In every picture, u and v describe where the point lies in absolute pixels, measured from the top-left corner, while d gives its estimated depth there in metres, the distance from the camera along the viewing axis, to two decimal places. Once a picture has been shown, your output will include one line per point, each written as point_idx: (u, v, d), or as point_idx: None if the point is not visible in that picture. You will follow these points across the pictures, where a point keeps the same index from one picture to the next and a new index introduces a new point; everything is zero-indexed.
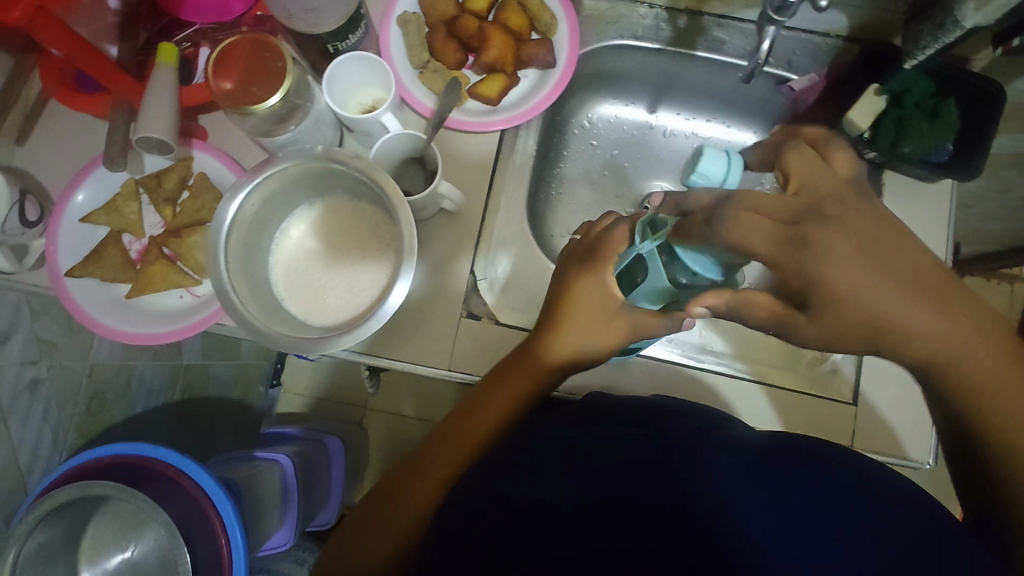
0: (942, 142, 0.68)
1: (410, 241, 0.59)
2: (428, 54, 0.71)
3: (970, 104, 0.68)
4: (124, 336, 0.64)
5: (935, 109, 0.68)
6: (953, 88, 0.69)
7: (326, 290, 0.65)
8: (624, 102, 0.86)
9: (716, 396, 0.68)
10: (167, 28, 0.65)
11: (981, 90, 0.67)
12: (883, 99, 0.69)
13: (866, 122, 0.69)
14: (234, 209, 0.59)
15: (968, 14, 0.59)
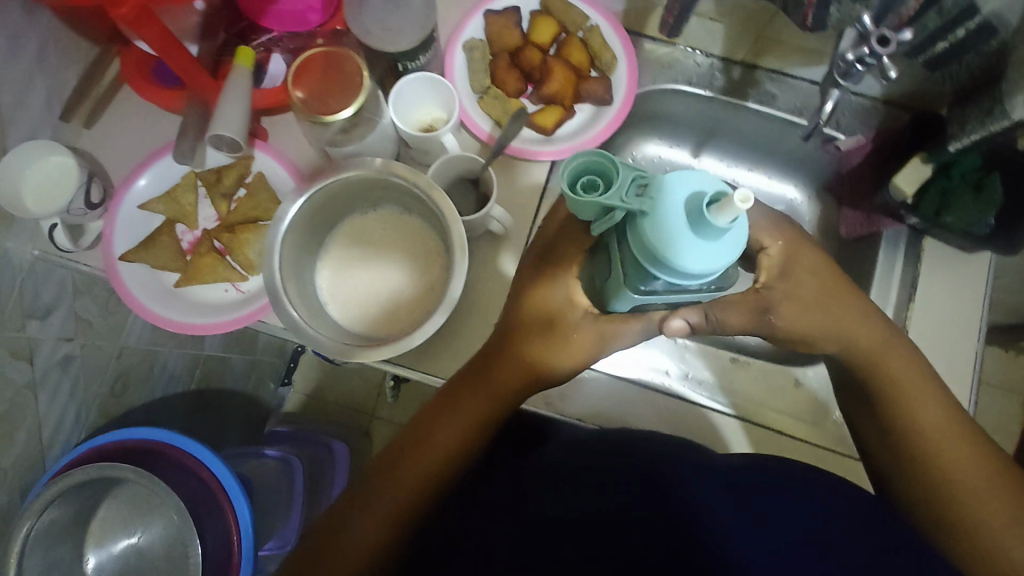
0: (984, 217, 0.68)
1: (461, 261, 0.61)
2: (489, 80, 0.73)
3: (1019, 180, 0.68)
4: (173, 325, 0.65)
5: (980, 182, 0.69)
6: (1000, 163, 0.69)
7: (369, 299, 0.66)
8: (669, 143, 0.88)
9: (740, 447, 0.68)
10: (243, 32, 0.67)
11: None
12: (929, 167, 0.70)
13: (910, 189, 0.71)
14: (296, 210, 0.61)
15: (1018, 105, 0.55)
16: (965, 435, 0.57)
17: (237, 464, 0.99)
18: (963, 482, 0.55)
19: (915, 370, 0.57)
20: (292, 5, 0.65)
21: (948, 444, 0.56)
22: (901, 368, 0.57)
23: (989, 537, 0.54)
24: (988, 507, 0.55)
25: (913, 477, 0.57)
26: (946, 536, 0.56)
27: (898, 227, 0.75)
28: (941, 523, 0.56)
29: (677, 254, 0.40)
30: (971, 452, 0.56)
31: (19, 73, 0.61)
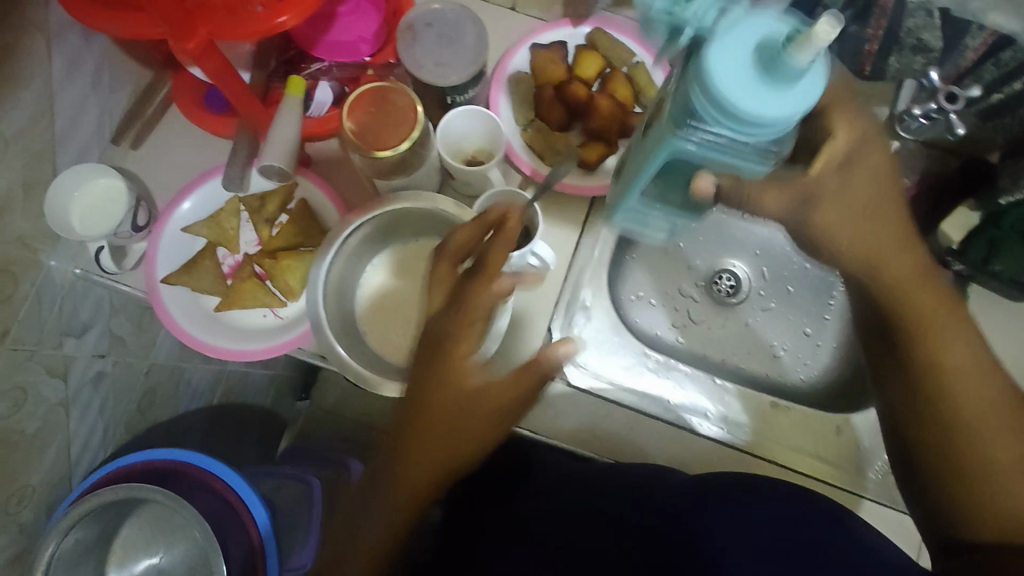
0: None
1: (505, 298, 0.60)
2: (532, 112, 0.73)
3: None
4: (212, 350, 0.65)
5: None
6: None
7: (407, 330, 0.66)
8: None
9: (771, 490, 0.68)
10: (292, 60, 0.68)
11: None
12: (976, 215, 0.69)
13: (957, 236, 0.70)
14: (342, 240, 0.62)
15: None
16: (1000, 407, 0.48)
17: (256, 485, 0.99)
18: (983, 453, 0.47)
19: (961, 327, 0.49)
20: (343, 35, 0.65)
21: (983, 410, 0.48)
22: (939, 324, 0.48)
23: (995, 519, 0.47)
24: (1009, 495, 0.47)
25: (910, 439, 0.51)
26: (946, 510, 0.49)
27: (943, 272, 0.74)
28: (943, 497, 0.49)
29: (740, 90, 0.40)
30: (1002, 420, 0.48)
31: (74, 97, 0.61)
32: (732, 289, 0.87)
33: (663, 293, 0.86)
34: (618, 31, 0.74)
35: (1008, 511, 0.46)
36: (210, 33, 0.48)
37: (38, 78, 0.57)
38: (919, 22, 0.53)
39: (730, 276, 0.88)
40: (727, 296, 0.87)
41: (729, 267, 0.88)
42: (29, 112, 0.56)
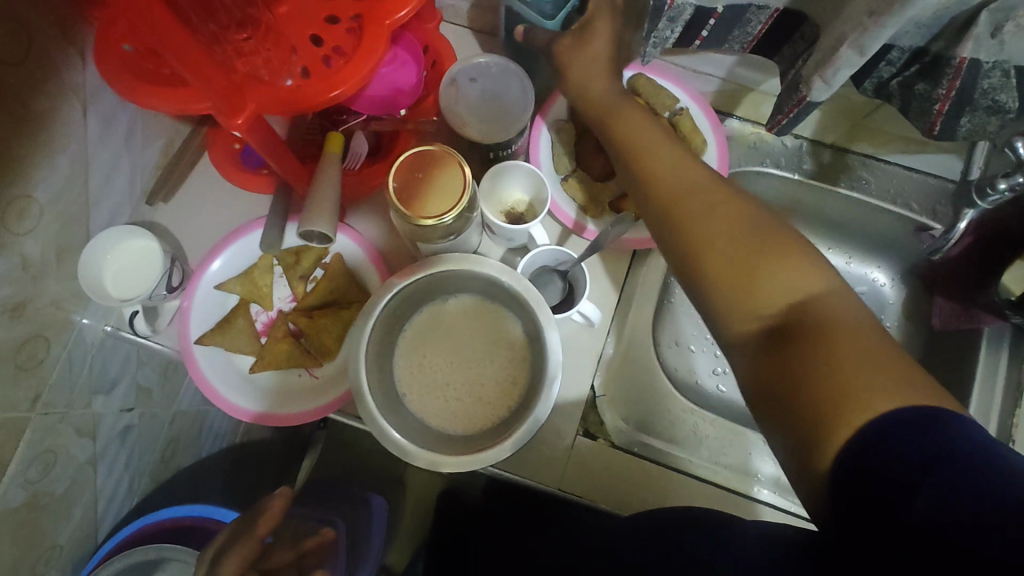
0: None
1: (552, 363, 0.59)
2: (573, 162, 0.71)
3: None
4: (248, 415, 0.63)
5: None
6: None
7: (446, 392, 0.63)
8: None
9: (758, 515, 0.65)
10: (331, 114, 0.67)
11: None
12: None
13: (1014, 286, 0.69)
14: (385, 302, 0.61)
15: None
16: (743, 227, 0.46)
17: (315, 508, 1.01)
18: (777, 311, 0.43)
19: (674, 165, 0.53)
20: (383, 89, 0.63)
21: (681, 193, 0.50)
22: (625, 119, 0.58)
23: (761, 308, 0.43)
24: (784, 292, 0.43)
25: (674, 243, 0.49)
26: (725, 308, 0.45)
27: (1000, 324, 0.70)
28: (719, 292, 0.45)
29: None
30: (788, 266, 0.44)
31: (108, 157, 0.60)
32: None
33: (704, 336, 0.82)
34: (661, 77, 0.72)
35: (775, 300, 0.43)
36: (259, 108, 0.51)
37: (73, 143, 0.55)
38: (993, 84, 0.50)
39: None
40: None
41: None
42: (62, 177, 0.55)
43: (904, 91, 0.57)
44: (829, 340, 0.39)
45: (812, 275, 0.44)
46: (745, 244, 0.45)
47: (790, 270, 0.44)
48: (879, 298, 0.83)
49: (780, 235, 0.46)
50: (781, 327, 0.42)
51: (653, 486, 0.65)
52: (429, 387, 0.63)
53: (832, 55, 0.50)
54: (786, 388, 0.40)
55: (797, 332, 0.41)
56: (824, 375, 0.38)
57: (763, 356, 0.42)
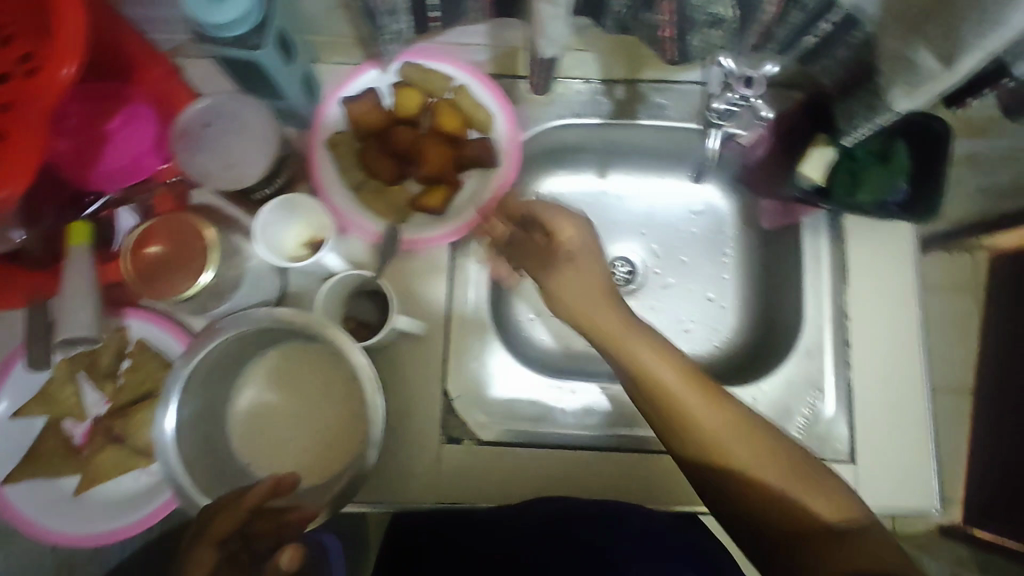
0: (900, 182, 0.67)
1: (372, 396, 0.55)
2: (363, 171, 0.67)
3: (918, 144, 0.67)
4: (70, 538, 0.58)
5: (886, 151, 0.68)
6: (900, 126, 0.68)
7: (292, 445, 0.62)
8: (573, 173, 0.85)
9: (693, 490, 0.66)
10: (73, 198, 0.59)
11: (926, 128, 0.67)
12: (832, 151, 0.68)
13: (815, 173, 0.68)
14: (183, 381, 0.54)
15: (897, 99, 0.52)
16: (700, 380, 0.53)
17: None
18: (746, 470, 0.51)
19: (586, 271, 0.56)
20: (119, 157, 0.59)
21: (629, 344, 0.53)
22: (548, 216, 0.58)
23: (739, 465, 0.51)
24: (771, 474, 0.50)
25: (670, 421, 0.52)
26: (681, 448, 0.53)
27: (816, 212, 0.73)
28: (708, 462, 0.52)
29: None
30: (725, 408, 0.52)
31: None
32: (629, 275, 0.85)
33: None
34: (424, 58, 0.68)
35: (771, 485, 0.50)
36: None
37: None
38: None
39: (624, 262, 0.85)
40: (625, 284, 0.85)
41: (621, 252, 0.85)
42: None
43: (635, 21, 0.55)
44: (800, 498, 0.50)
45: (737, 420, 0.52)
46: (692, 381, 0.52)
47: (780, 471, 0.50)
48: (714, 215, 0.85)
49: (703, 381, 0.53)
50: (755, 490, 0.51)
51: (531, 469, 0.65)
52: (275, 446, 0.62)
53: (537, 11, 0.48)
54: (791, 537, 0.49)
55: (824, 542, 0.48)
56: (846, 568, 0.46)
57: (753, 507, 0.51)
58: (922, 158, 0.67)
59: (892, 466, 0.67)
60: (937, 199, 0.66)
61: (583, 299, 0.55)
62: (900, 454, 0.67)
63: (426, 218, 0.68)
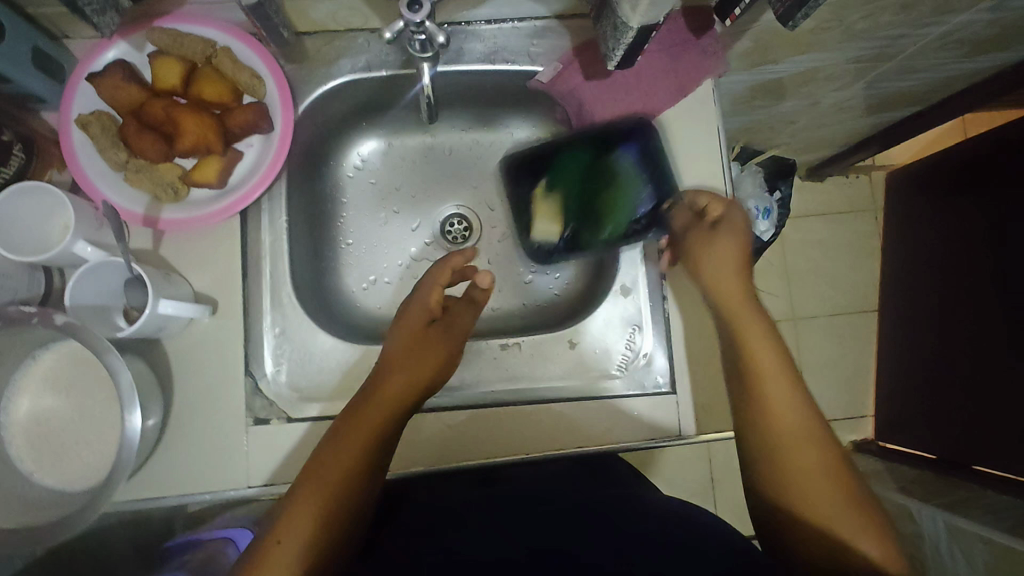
0: (641, 190, 0.71)
1: (127, 387, 0.53)
2: (127, 150, 0.62)
3: (635, 153, 0.71)
4: None
5: (604, 174, 0.73)
6: (613, 143, 0.72)
7: (75, 448, 0.59)
8: (392, 131, 0.81)
9: (563, 436, 0.65)
10: None
11: (632, 132, 0.70)
12: (548, 193, 0.76)
13: (551, 228, 0.76)
14: None
15: (629, 15, 0.51)
16: (835, 472, 0.57)
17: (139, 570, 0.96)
18: (837, 546, 0.55)
19: (791, 404, 0.59)
20: None
21: (804, 441, 0.58)
22: (751, 325, 0.62)
23: (836, 556, 0.54)
24: (806, 455, 0.57)
25: (746, 375, 0.61)
26: (791, 549, 0.57)
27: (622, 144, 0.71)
28: (806, 549, 0.56)
29: None
30: (846, 503, 0.56)
31: None
32: (466, 232, 0.83)
33: (394, 265, 0.81)
34: (181, 22, 0.63)
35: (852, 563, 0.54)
36: None
37: None
38: None
39: (460, 220, 0.83)
40: (463, 241, 0.82)
41: (456, 209, 0.83)
42: None
43: None
44: (828, 515, 0.55)
45: (869, 530, 0.55)
46: (848, 492, 0.56)
47: (870, 543, 0.54)
48: None
49: (848, 491, 0.56)
50: None
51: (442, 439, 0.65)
52: (57, 453, 0.59)
53: None
54: None
55: None
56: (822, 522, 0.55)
57: None
58: (641, 157, 0.70)
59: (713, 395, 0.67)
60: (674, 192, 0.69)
61: (778, 373, 0.60)
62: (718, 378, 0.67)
63: (207, 194, 0.64)
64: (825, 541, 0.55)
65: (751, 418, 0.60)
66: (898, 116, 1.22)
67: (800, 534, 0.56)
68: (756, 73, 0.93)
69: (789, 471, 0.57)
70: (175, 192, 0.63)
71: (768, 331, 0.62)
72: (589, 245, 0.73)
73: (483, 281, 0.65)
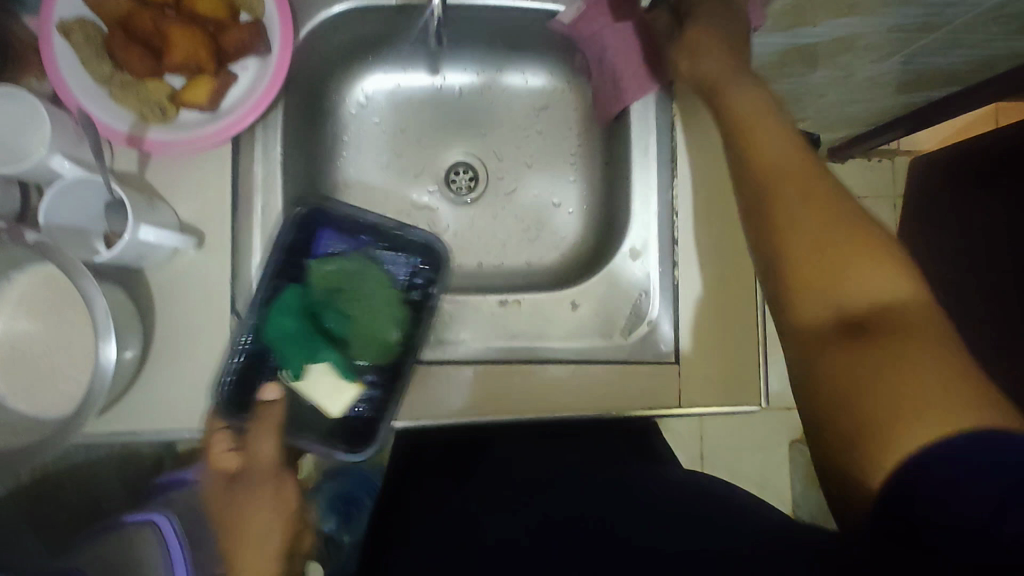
0: (379, 268, 0.68)
1: (100, 315, 0.50)
2: (113, 64, 0.58)
3: (347, 233, 0.68)
4: None
5: (337, 287, 0.67)
6: (297, 259, 0.65)
7: (48, 377, 0.56)
8: (400, 68, 0.76)
9: (559, 400, 0.62)
10: None
11: (301, 220, 0.64)
12: (319, 366, 0.66)
13: (349, 387, 0.65)
14: None
15: None
16: (829, 217, 0.44)
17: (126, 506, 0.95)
18: (835, 290, 0.43)
19: (785, 148, 0.49)
20: None
21: (782, 166, 0.47)
22: (761, 124, 0.50)
23: (840, 292, 0.43)
24: (784, 175, 0.47)
25: (733, 134, 0.51)
26: (783, 302, 0.45)
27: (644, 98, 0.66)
28: (801, 303, 0.44)
29: None
30: (864, 249, 0.43)
31: None
32: (472, 182, 0.78)
33: (394, 211, 0.77)
34: None
35: (860, 299, 0.42)
36: None
37: None
38: None
39: (466, 168, 0.78)
40: (467, 192, 0.78)
41: (462, 157, 0.79)
42: None
43: None
44: (788, 208, 0.46)
45: (882, 286, 0.42)
46: (857, 242, 0.44)
47: (894, 285, 0.42)
48: (561, 110, 0.78)
49: (869, 233, 0.44)
50: (854, 324, 0.42)
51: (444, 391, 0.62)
52: (29, 381, 0.56)
53: None
54: (853, 391, 0.40)
55: (879, 335, 0.40)
56: (858, 298, 0.42)
57: (844, 350, 0.41)
58: (329, 258, 0.67)
59: (720, 367, 0.63)
60: (409, 241, 0.68)
61: (773, 134, 0.50)
62: (730, 353, 0.63)
63: (197, 117, 0.60)
64: (802, 274, 0.44)
65: (733, 149, 0.51)
66: (929, 97, 1.17)
67: (789, 276, 0.45)
68: (788, 39, 0.89)
69: (776, 228, 0.46)
70: (162, 113, 0.59)
71: (767, 107, 0.52)
72: (394, 360, 0.65)
73: (272, 390, 0.61)
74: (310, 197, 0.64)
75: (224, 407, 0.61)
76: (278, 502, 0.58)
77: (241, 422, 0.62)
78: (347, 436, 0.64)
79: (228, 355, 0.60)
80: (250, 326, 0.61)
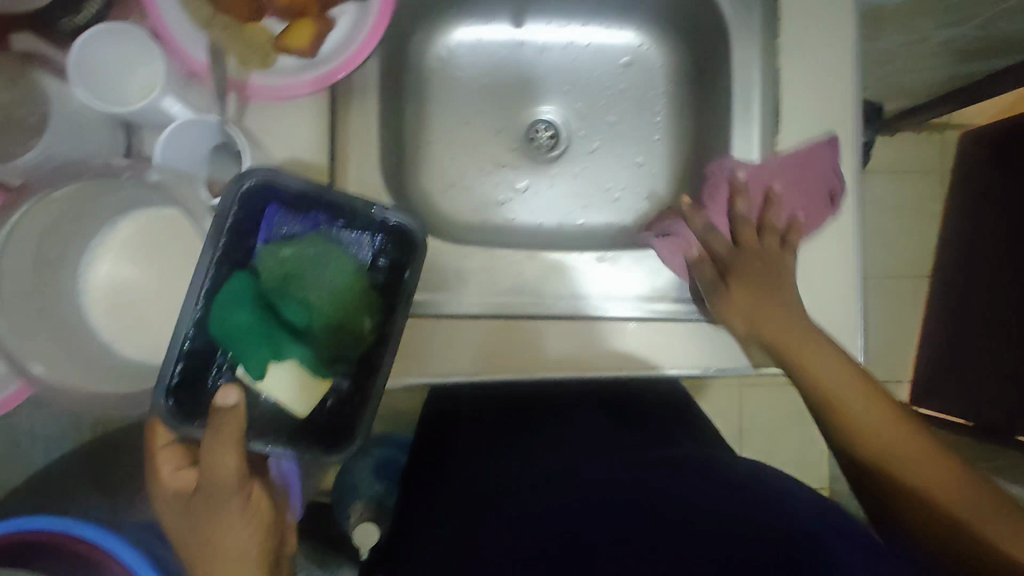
0: (344, 245, 0.55)
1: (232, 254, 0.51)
2: (213, 6, 0.56)
3: (284, 207, 0.53)
4: None
5: (288, 275, 0.54)
6: (237, 239, 0.51)
7: (158, 323, 0.56)
8: (483, 21, 0.74)
9: (667, 355, 0.62)
10: None
11: (248, 192, 0.50)
12: (280, 363, 0.54)
13: (317, 389, 0.55)
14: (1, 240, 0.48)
15: None
16: (875, 406, 0.55)
17: None
18: (890, 472, 0.53)
19: (805, 329, 0.58)
20: None
21: (839, 390, 0.56)
22: (755, 276, 0.62)
23: (906, 480, 0.52)
24: (870, 443, 0.54)
25: (788, 368, 0.59)
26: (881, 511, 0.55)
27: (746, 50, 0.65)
28: (877, 483, 0.54)
29: None
30: (906, 435, 0.54)
31: None
32: (554, 140, 0.77)
33: (476, 170, 0.76)
34: None
35: (913, 476, 0.52)
36: None
37: None
38: None
39: (547, 126, 0.77)
40: (548, 149, 0.77)
41: (544, 114, 0.77)
42: None
43: None
44: (866, 424, 0.54)
45: (921, 440, 0.53)
46: (883, 416, 0.54)
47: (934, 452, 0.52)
48: (646, 65, 0.76)
49: (882, 397, 0.55)
50: (932, 520, 0.51)
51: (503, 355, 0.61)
52: (137, 327, 0.55)
53: None
54: (929, 526, 0.51)
55: (942, 504, 0.50)
56: (902, 463, 0.52)
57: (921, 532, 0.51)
58: (285, 238, 0.54)
59: (817, 322, 0.63)
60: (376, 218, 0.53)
61: (792, 315, 0.59)
62: (830, 307, 0.64)
63: (297, 64, 0.59)
64: (883, 451, 0.53)
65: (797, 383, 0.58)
66: None
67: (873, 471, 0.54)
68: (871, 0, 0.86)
69: (863, 437, 0.54)
70: (262, 60, 0.58)
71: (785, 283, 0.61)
72: (368, 351, 0.55)
73: (223, 397, 0.47)
74: (253, 169, 0.50)
75: (173, 417, 0.51)
76: (249, 514, 0.50)
77: (195, 430, 0.52)
78: (321, 437, 0.55)
79: (171, 357, 0.50)
80: (193, 320, 0.51)
